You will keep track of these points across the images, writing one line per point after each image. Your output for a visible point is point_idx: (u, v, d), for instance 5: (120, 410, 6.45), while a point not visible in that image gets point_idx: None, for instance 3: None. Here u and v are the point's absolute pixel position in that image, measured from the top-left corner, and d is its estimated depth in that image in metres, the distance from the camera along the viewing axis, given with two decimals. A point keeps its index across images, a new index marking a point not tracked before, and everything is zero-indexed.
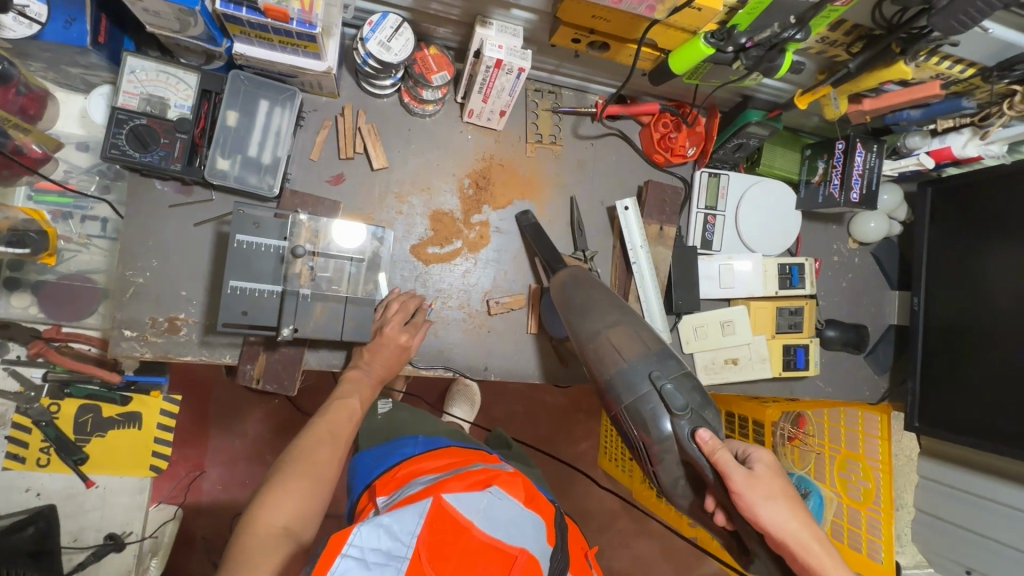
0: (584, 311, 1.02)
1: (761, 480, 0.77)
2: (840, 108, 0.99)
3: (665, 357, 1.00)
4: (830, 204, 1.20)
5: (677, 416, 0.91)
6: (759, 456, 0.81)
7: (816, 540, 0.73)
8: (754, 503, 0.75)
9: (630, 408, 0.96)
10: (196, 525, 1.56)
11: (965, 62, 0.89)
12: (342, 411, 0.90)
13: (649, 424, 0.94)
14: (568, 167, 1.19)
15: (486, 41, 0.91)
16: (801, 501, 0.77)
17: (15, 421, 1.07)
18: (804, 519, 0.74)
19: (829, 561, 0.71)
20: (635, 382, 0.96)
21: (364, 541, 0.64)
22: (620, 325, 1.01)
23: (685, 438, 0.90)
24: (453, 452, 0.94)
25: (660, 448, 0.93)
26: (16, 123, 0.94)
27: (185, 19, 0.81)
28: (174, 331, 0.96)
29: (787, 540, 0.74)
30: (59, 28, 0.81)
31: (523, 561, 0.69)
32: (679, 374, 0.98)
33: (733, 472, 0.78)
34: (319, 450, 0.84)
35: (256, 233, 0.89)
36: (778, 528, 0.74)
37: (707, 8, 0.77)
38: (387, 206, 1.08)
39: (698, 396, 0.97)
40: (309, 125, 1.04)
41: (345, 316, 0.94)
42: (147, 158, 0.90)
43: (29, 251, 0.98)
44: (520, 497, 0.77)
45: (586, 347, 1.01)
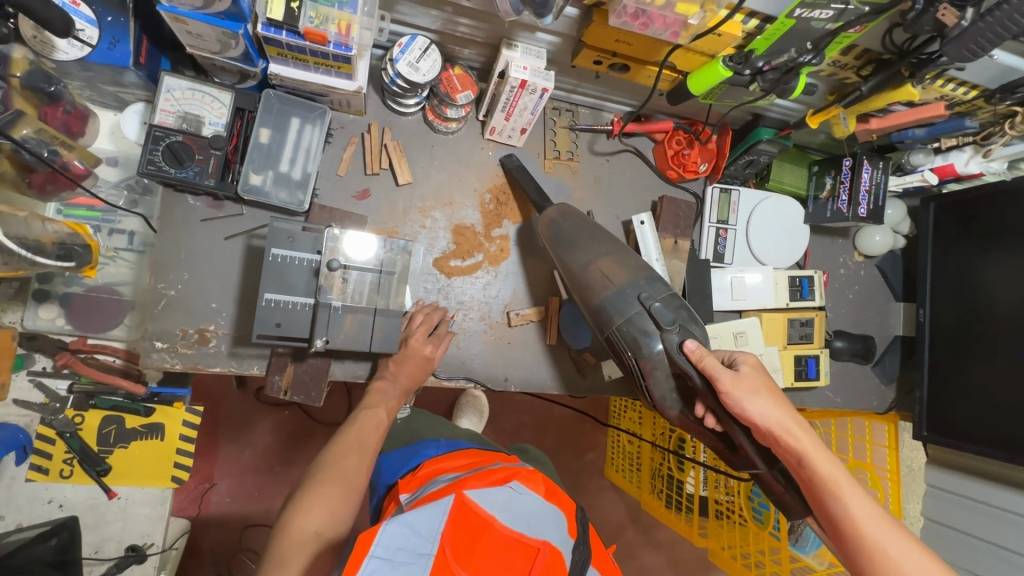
0: (571, 243, 1.06)
1: (746, 377, 0.85)
2: (849, 128, 1.03)
3: (653, 279, 1.01)
4: (838, 219, 1.24)
5: (666, 331, 0.94)
6: (744, 359, 0.88)
7: (798, 425, 0.80)
8: (741, 398, 0.83)
9: (621, 324, 0.97)
10: (205, 537, 1.56)
11: (968, 85, 0.94)
12: (371, 420, 0.92)
13: (640, 338, 0.96)
14: (584, 183, 1.23)
15: (511, 63, 0.94)
16: (783, 396, 0.84)
17: (40, 432, 1.08)
18: (786, 408, 0.82)
19: (811, 443, 0.78)
20: (623, 302, 0.98)
21: (389, 543, 0.63)
22: (608, 255, 1.04)
23: (674, 350, 0.94)
24: (474, 452, 0.95)
25: (651, 363, 0.95)
26: (63, 141, 0.96)
27: (226, 42, 0.85)
28: (204, 343, 0.98)
29: (772, 428, 0.81)
30: (105, 50, 0.84)
31: (547, 553, 0.70)
32: (667, 295, 0.99)
33: (719, 373, 0.86)
34: (348, 458, 0.84)
35: (290, 246, 0.92)
36: (763, 418, 0.82)
37: (727, 33, 0.81)
38: (410, 220, 1.10)
39: (685, 312, 0.98)
40: (337, 142, 1.07)
41: (373, 327, 0.95)
42: (182, 173, 0.92)
43: (75, 264, 0.95)
44: (539, 491, 0.79)
45: (576, 277, 1.04)
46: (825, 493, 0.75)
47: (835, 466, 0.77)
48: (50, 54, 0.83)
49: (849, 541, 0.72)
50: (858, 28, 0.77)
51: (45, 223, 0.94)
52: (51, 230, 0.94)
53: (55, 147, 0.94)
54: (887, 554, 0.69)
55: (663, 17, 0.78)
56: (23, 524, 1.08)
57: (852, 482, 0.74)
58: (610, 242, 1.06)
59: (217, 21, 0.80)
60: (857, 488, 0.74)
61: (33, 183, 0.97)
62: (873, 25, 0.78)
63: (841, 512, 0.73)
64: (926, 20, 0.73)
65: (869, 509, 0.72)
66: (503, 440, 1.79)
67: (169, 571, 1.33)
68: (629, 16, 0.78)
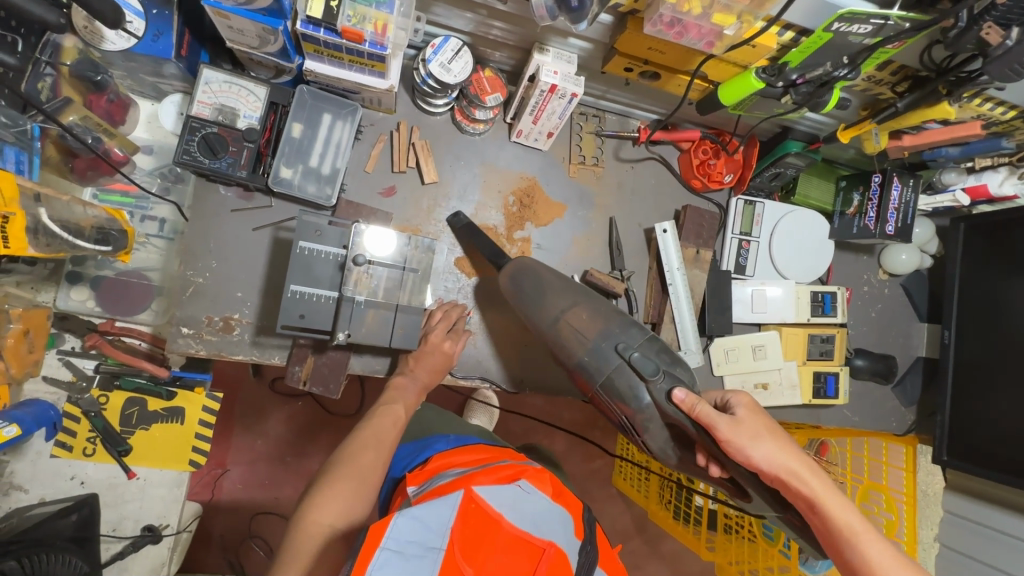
0: (539, 296, 1.05)
1: (743, 423, 0.80)
2: (880, 144, 1.02)
3: (626, 326, 1.01)
4: (864, 236, 1.22)
5: (650, 381, 0.93)
6: (738, 401, 0.84)
7: (806, 469, 0.76)
8: (743, 445, 0.78)
9: (605, 385, 0.98)
10: (214, 522, 1.58)
11: (1007, 105, 0.92)
12: (387, 416, 0.92)
13: (628, 397, 0.96)
14: (608, 188, 1.23)
15: (542, 67, 0.94)
16: (786, 437, 0.80)
17: (66, 410, 1.10)
18: (791, 451, 0.77)
19: (823, 486, 0.74)
20: (603, 357, 0.98)
21: (400, 535, 0.63)
22: (577, 304, 1.03)
23: (662, 401, 0.92)
24: (483, 448, 0.96)
25: (642, 417, 0.95)
26: (104, 129, 0.99)
27: (265, 37, 0.86)
28: (228, 331, 1.00)
29: (780, 474, 0.76)
30: (149, 42, 0.86)
31: (552, 554, 0.70)
32: (643, 340, 0.99)
33: (716, 420, 0.81)
34: (365, 454, 0.84)
35: (317, 240, 0.93)
36: (769, 464, 0.77)
37: (762, 45, 0.81)
38: (434, 218, 1.12)
39: (666, 356, 0.98)
40: (366, 139, 1.08)
41: (394, 323, 0.96)
42: (215, 164, 0.94)
43: (111, 248, 0.98)
44: (547, 492, 0.80)
45: (547, 333, 1.03)
46: (845, 544, 0.71)
47: (846, 510, 0.73)
48: (97, 44, 0.85)
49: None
50: (897, 43, 0.76)
51: (85, 206, 0.96)
52: (89, 213, 0.96)
53: (97, 134, 0.97)
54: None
55: (698, 27, 0.78)
56: (47, 499, 1.10)
57: (869, 528, 0.70)
58: (574, 289, 1.06)
59: (257, 17, 0.81)
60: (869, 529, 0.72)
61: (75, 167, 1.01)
62: (912, 41, 0.77)
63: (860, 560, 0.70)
64: (969, 37, 0.72)
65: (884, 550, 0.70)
66: (511, 442, 1.79)
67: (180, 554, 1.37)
68: (664, 25, 0.78)
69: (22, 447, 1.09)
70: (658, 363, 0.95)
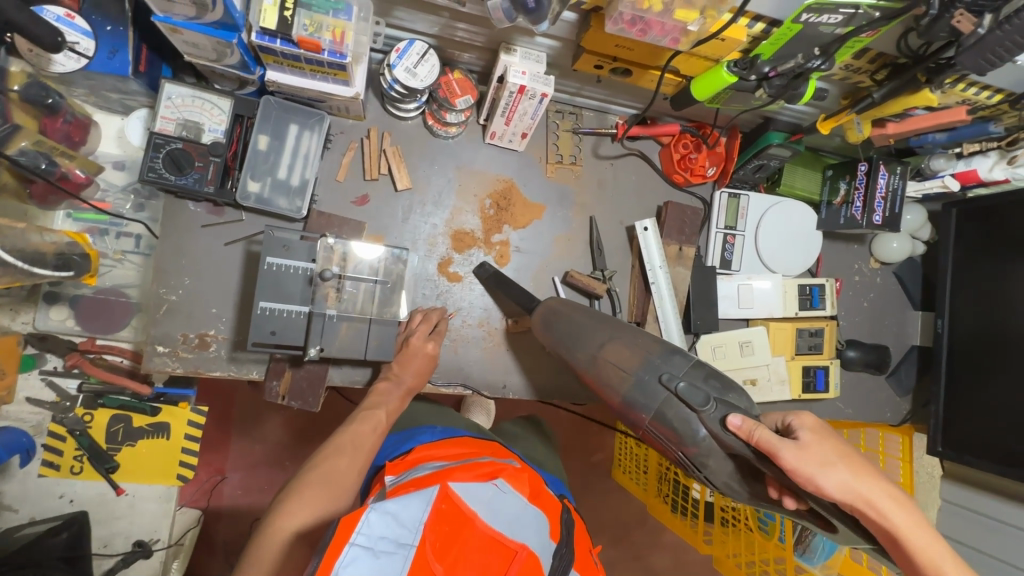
0: (576, 337, 1.01)
1: (810, 447, 0.70)
2: (862, 133, 1.01)
3: (670, 353, 0.91)
4: (852, 226, 1.20)
5: (702, 412, 0.82)
6: (801, 423, 0.73)
7: (882, 495, 0.67)
8: (813, 474, 0.68)
9: (656, 420, 0.88)
10: (217, 529, 1.60)
11: (992, 89, 0.89)
12: (368, 422, 0.90)
13: (683, 432, 0.85)
14: (587, 187, 1.20)
15: (509, 68, 0.93)
16: (859, 458, 0.70)
17: (51, 430, 1.11)
18: (864, 476, 0.68)
19: (904, 516, 0.66)
20: (648, 392, 0.88)
21: (373, 531, 0.62)
22: (614, 339, 0.97)
23: (720, 431, 0.81)
24: (465, 442, 0.94)
25: (700, 452, 0.84)
26: (62, 151, 0.98)
27: (222, 51, 0.84)
28: (204, 347, 0.99)
29: (856, 503, 0.67)
30: (104, 59, 0.84)
31: (523, 557, 0.68)
32: (689, 367, 0.88)
33: (779, 447, 0.70)
34: (339, 460, 0.83)
35: (286, 254, 0.88)
36: (842, 493, 0.67)
37: (730, 38, 0.78)
38: (410, 225, 1.10)
39: (716, 382, 0.86)
40: (336, 147, 1.06)
41: (369, 335, 0.93)
42: (181, 180, 0.93)
43: (73, 273, 0.97)
44: (524, 492, 0.77)
45: (588, 373, 0.98)
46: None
47: (929, 539, 0.66)
48: (47, 67, 0.84)
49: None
50: (870, 32, 0.73)
51: (47, 232, 0.96)
52: (51, 239, 0.96)
53: (54, 158, 0.96)
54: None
55: (661, 24, 0.75)
56: (36, 518, 1.11)
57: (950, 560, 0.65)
58: (609, 323, 1.00)
59: (211, 31, 0.79)
60: (948, 557, 0.66)
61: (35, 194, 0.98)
62: (886, 29, 0.74)
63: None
64: (941, 26, 0.69)
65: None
66: None
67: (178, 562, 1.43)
68: (626, 23, 0.75)
69: (9, 469, 1.10)
70: (708, 392, 0.83)
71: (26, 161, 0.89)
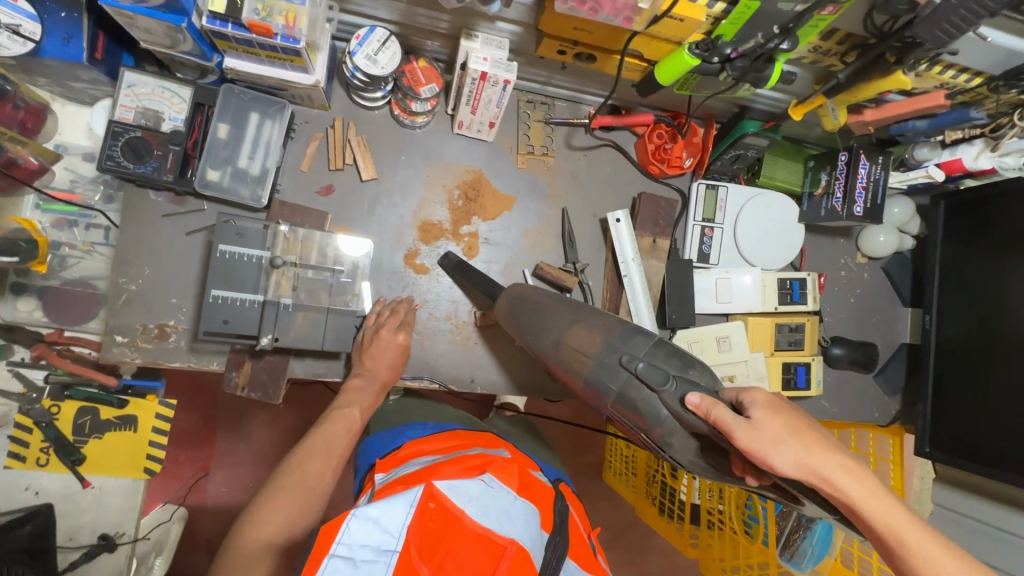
0: (537, 326, 0.97)
1: (763, 426, 0.64)
2: (839, 120, 0.98)
3: (630, 334, 0.87)
4: (832, 218, 1.17)
5: (662, 392, 0.78)
6: (752, 400, 0.68)
7: (839, 470, 0.62)
8: (765, 454, 0.63)
9: (617, 403, 0.84)
10: (201, 525, 1.59)
11: (970, 71, 0.86)
12: (341, 421, 0.89)
13: (643, 413, 0.81)
14: (560, 179, 1.18)
15: (470, 54, 0.91)
16: (814, 433, 0.64)
17: (17, 421, 1.11)
18: (819, 451, 0.63)
19: (867, 491, 0.60)
20: (610, 372, 0.85)
21: (354, 537, 0.59)
22: (579, 322, 0.92)
23: (681, 411, 0.77)
24: (458, 435, 0.92)
25: (662, 433, 0.79)
26: (12, 136, 0.99)
27: (174, 36, 0.83)
28: (164, 338, 0.98)
29: (811, 481, 0.62)
30: (58, 45, 0.84)
31: (512, 553, 0.65)
32: (650, 347, 0.85)
33: (731, 427, 0.66)
34: (312, 463, 0.80)
35: (239, 242, 0.89)
36: (797, 472, 0.62)
37: (688, 17, 0.75)
38: (377, 215, 1.08)
39: (678, 360, 0.82)
40: (300, 138, 1.04)
41: (326, 326, 0.95)
42: (140, 168, 0.93)
43: (19, 259, 0.98)
44: (512, 485, 0.75)
45: (551, 359, 0.94)
46: (898, 554, 0.60)
47: (897, 515, 0.60)
48: None
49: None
50: (833, 9, 0.70)
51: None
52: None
53: (2, 143, 0.97)
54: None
55: (613, 2, 0.73)
56: (1, 510, 1.10)
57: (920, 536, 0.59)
58: (571, 307, 0.96)
59: (159, 15, 0.78)
60: (920, 533, 0.59)
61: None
62: (850, 5, 0.71)
63: (918, 573, 0.59)
64: None
65: (946, 559, 0.58)
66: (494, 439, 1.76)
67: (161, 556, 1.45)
68: (576, 1, 0.73)
69: None
70: (667, 370, 0.80)
71: None
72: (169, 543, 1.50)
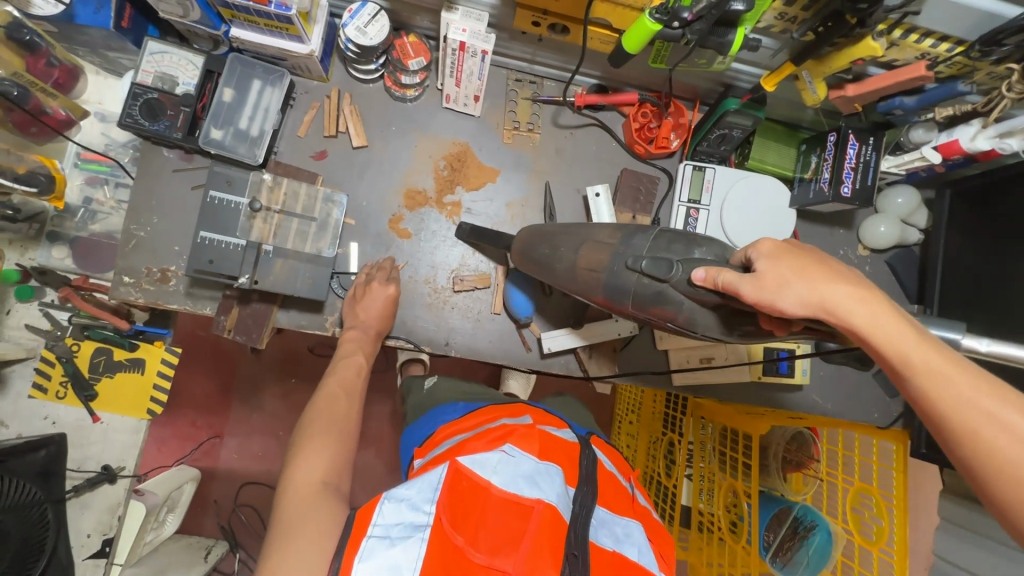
0: (553, 245, 0.99)
1: (767, 273, 0.64)
2: (817, 94, 0.95)
3: (631, 237, 0.88)
4: (820, 200, 1.13)
5: (671, 279, 0.78)
6: (758, 252, 0.66)
7: (851, 298, 0.60)
8: (772, 300, 0.63)
9: (637, 304, 0.84)
10: (211, 486, 1.68)
11: (950, 39, 0.84)
12: (349, 367, 1.03)
13: (658, 302, 0.81)
14: (545, 155, 1.21)
15: (449, 25, 0.97)
16: (822, 267, 0.62)
17: (43, 355, 1.23)
18: (830, 283, 0.61)
19: (873, 313, 0.59)
20: (621, 277, 0.86)
21: (387, 520, 0.62)
22: (586, 241, 0.94)
23: (691, 290, 0.76)
24: (489, 408, 0.92)
25: (685, 318, 0.79)
26: (43, 88, 1.11)
27: (185, 5, 0.94)
28: (165, 281, 1.08)
29: (823, 316, 0.61)
30: (90, 12, 0.97)
31: (540, 511, 0.63)
32: (652, 242, 0.84)
33: (738, 285, 0.66)
34: (336, 403, 0.95)
35: (228, 189, 1.03)
36: (806, 309, 0.61)
37: None
38: (365, 180, 1.15)
39: (679, 244, 0.82)
40: (299, 106, 1.14)
41: (303, 275, 1.03)
42: (154, 126, 1.04)
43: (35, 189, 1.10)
44: (534, 451, 0.71)
45: (570, 279, 0.96)
46: (914, 378, 0.58)
47: (911, 338, 0.58)
48: (28, 10, 0.95)
49: (935, 419, 0.58)
50: None
51: (19, 156, 1.11)
52: (21, 160, 1.11)
53: (33, 91, 1.09)
54: (977, 433, 0.55)
55: None
56: (22, 435, 1.22)
57: (936, 358, 0.57)
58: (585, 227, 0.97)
59: None
60: (928, 349, 0.57)
61: (13, 122, 1.10)
62: None
63: (935, 394, 0.57)
64: None
65: (950, 371, 0.56)
66: None
67: (176, 516, 1.53)
68: None
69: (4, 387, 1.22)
70: (671, 258, 0.79)
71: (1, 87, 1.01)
72: (181, 504, 1.56)
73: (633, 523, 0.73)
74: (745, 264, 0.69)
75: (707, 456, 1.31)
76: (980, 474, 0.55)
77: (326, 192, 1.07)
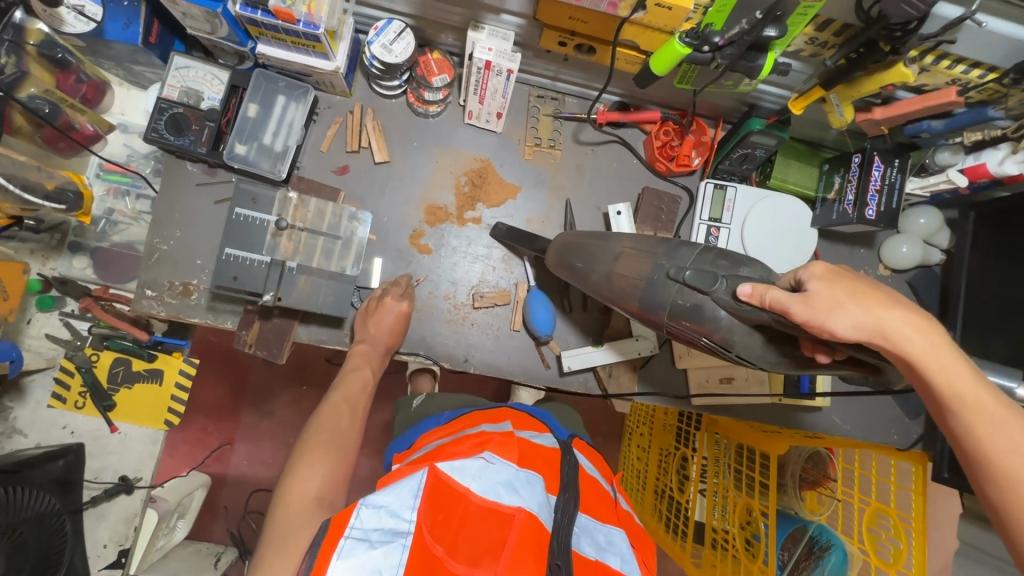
0: (590, 257, 0.98)
1: (819, 295, 0.65)
2: (845, 116, 0.95)
3: (676, 248, 0.88)
4: (844, 222, 1.11)
5: (713, 292, 0.78)
6: (811, 274, 0.67)
7: (908, 326, 0.62)
8: (823, 321, 0.64)
9: (673, 316, 0.84)
10: (221, 493, 1.68)
11: (981, 66, 0.84)
12: (357, 381, 1.04)
13: (694, 317, 0.81)
14: (566, 171, 1.21)
15: (476, 44, 0.97)
16: (879, 293, 0.64)
17: (63, 365, 1.23)
18: (889, 311, 0.63)
19: (928, 344, 0.61)
20: (659, 288, 0.86)
21: (365, 523, 0.60)
22: (630, 250, 0.94)
23: (735, 306, 0.76)
24: (470, 415, 0.91)
25: (722, 335, 0.79)
26: (72, 103, 1.11)
27: (213, 21, 0.94)
28: (187, 295, 1.08)
29: (875, 341, 0.63)
30: (118, 28, 0.97)
31: (522, 520, 0.61)
32: (696, 255, 0.85)
33: (788, 304, 0.67)
34: (340, 419, 0.95)
35: (252, 207, 1.03)
36: (859, 333, 0.63)
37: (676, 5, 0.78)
38: (386, 195, 1.15)
39: (726, 261, 0.82)
40: (322, 121, 1.14)
41: (326, 290, 1.03)
42: (179, 140, 1.04)
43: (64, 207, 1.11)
44: (515, 457, 0.70)
45: (605, 290, 0.95)
46: (954, 410, 0.62)
47: (958, 371, 0.61)
48: (59, 27, 0.97)
49: (968, 455, 0.62)
50: None
51: (48, 171, 1.11)
52: (50, 176, 1.11)
53: (63, 107, 1.09)
54: (1008, 468, 0.59)
55: None
56: (41, 444, 1.23)
57: (979, 395, 0.61)
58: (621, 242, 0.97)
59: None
60: (978, 387, 0.61)
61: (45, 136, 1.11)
62: None
63: (969, 425, 0.61)
64: None
65: (996, 410, 0.60)
66: None
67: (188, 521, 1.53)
68: None
69: (24, 396, 1.23)
70: (717, 272, 0.79)
71: (33, 105, 1.03)
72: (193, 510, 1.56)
73: (615, 530, 0.73)
74: (795, 285, 0.70)
75: (720, 473, 1.29)
76: (999, 503, 0.60)
77: (354, 210, 1.07)
